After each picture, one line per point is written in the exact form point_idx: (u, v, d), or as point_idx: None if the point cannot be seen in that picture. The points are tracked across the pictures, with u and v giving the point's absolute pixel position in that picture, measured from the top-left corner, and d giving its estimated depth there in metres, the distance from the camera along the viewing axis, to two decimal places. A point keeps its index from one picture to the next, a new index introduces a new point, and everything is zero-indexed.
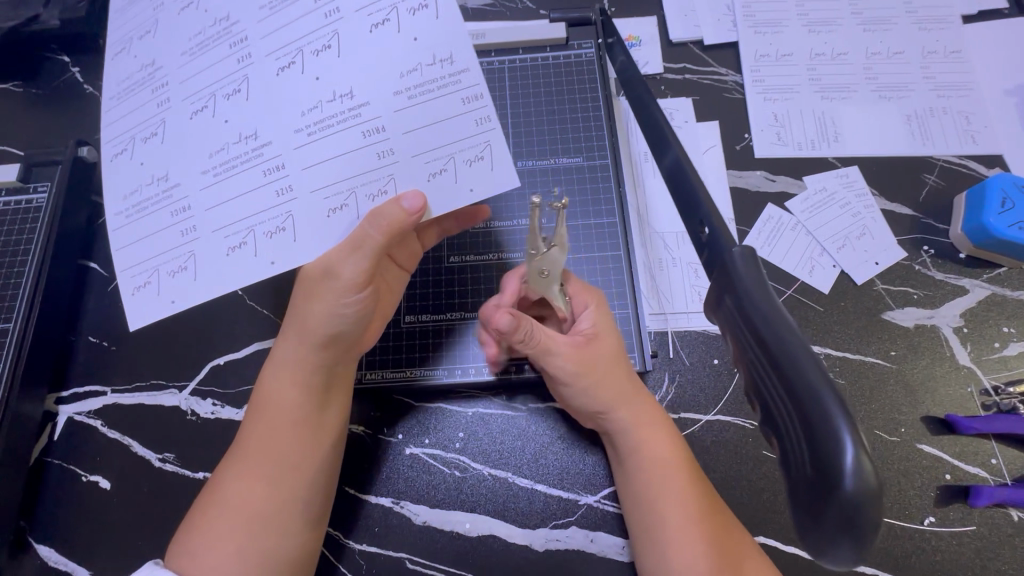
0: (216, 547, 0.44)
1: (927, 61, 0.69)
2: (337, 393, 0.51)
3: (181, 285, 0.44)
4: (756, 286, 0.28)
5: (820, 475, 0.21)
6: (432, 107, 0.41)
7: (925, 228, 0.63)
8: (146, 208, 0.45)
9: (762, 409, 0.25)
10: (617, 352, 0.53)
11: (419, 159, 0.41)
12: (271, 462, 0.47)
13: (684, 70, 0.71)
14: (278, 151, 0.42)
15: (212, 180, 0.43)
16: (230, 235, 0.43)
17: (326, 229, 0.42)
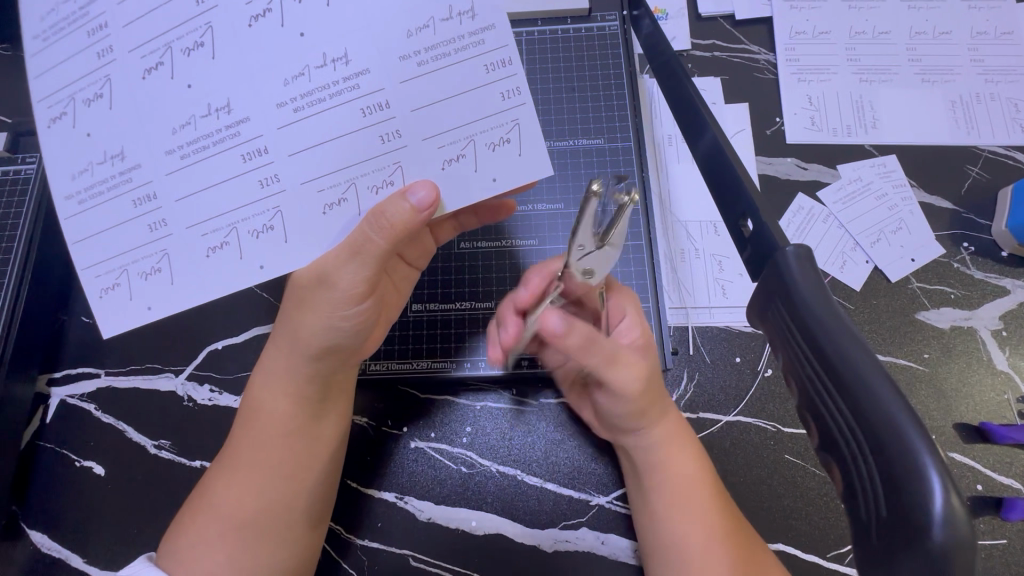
0: (209, 557, 0.43)
1: (976, 43, 0.64)
2: (332, 399, 0.49)
3: (156, 288, 0.40)
4: (812, 289, 0.25)
5: (901, 522, 0.19)
6: (442, 79, 0.38)
7: (966, 223, 0.59)
8: (101, 194, 0.40)
9: (821, 433, 0.23)
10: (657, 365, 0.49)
11: (430, 141, 0.38)
12: (262, 471, 0.45)
13: (713, 47, 0.66)
14: (259, 130, 0.38)
15: (180, 163, 0.39)
16: (209, 232, 0.39)
17: (323, 226, 0.39)
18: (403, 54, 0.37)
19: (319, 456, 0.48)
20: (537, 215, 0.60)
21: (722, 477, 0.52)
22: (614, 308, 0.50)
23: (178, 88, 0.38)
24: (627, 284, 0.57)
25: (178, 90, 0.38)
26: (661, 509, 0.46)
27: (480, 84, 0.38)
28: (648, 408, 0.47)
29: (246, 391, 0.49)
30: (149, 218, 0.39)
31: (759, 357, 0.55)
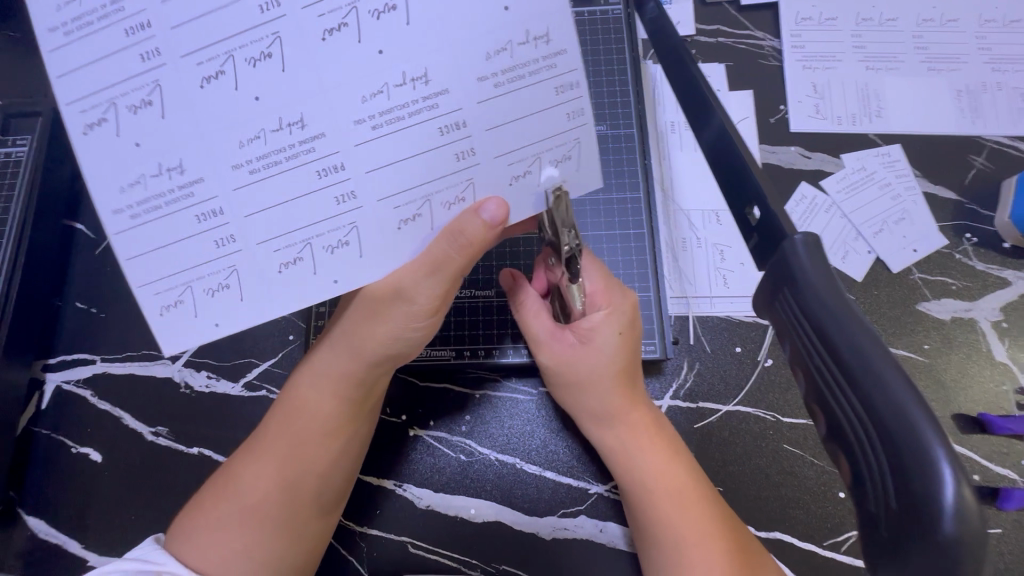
0: (226, 546, 0.43)
1: (983, 31, 0.63)
2: (369, 403, 0.49)
3: (225, 306, 0.36)
4: (822, 280, 0.24)
5: (912, 515, 0.19)
6: (521, 100, 0.35)
7: (969, 214, 0.59)
8: (160, 209, 0.34)
9: (828, 424, 0.23)
10: (629, 358, 0.49)
11: (502, 160, 0.36)
12: (293, 467, 0.45)
13: (717, 32, 0.65)
14: (336, 146, 0.34)
15: (251, 179, 0.34)
16: (283, 248, 0.36)
17: (395, 242, 0.38)
18: (482, 74, 0.34)
19: (347, 454, 0.48)
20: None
21: (720, 466, 0.52)
22: (591, 299, 0.49)
23: (242, 99, 0.32)
24: (628, 273, 0.56)
25: (243, 102, 0.32)
26: (647, 506, 0.46)
27: (550, 105, 0.36)
28: (608, 401, 0.48)
29: (289, 386, 0.48)
30: (217, 233, 0.35)
31: (759, 347, 0.55)
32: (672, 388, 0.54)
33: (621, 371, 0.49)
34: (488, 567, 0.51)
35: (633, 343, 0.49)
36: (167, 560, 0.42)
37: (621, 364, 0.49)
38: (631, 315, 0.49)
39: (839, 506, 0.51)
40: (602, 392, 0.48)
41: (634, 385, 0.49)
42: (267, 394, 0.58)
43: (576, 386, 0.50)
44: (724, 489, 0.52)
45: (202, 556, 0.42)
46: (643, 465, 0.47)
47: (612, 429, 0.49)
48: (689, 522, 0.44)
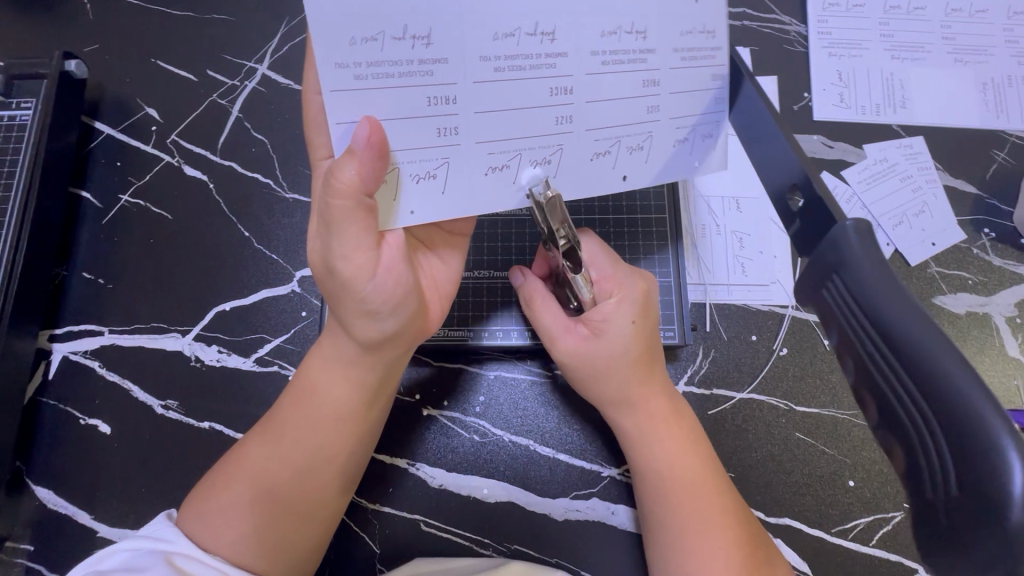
0: (236, 526, 0.43)
1: (1011, 23, 0.62)
2: (381, 388, 0.48)
3: (425, 193, 0.39)
4: (874, 265, 0.24)
5: (979, 503, 0.19)
6: (695, 77, 0.40)
7: (988, 208, 0.59)
8: (389, 78, 0.35)
9: (881, 412, 0.23)
10: (648, 346, 0.49)
11: (677, 124, 0.41)
12: (308, 453, 0.45)
13: (743, 16, 0.64)
14: (569, 70, 0.38)
15: (491, 77, 0.37)
16: (496, 152, 0.39)
17: (584, 172, 0.41)
18: (677, 46, 0.39)
19: (359, 441, 0.48)
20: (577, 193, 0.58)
21: (733, 452, 0.53)
22: (600, 289, 0.49)
23: None
24: (648, 258, 0.56)
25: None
26: (659, 491, 0.46)
27: (710, 89, 0.40)
28: (623, 389, 0.48)
29: (302, 367, 0.48)
30: (442, 121, 0.37)
31: (775, 336, 0.55)
32: (687, 374, 0.54)
33: (635, 362, 0.48)
34: (500, 547, 0.52)
35: (647, 331, 0.49)
36: (177, 538, 0.42)
37: (637, 354, 0.48)
38: (644, 303, 0.49)
39: (849, 495, 0.52)
40: (619, 382, 0.48)
41: (647, 378, 0.48)
42: (279, 369, 0.57)
43: (593, 382, 0.49)
44: (736, 475, 0.52)
45: (212, 536, 0.43)
46: (660, 456, 0.47)
47: (623, 421, 0.49)
48: (698, 509, 0.45)
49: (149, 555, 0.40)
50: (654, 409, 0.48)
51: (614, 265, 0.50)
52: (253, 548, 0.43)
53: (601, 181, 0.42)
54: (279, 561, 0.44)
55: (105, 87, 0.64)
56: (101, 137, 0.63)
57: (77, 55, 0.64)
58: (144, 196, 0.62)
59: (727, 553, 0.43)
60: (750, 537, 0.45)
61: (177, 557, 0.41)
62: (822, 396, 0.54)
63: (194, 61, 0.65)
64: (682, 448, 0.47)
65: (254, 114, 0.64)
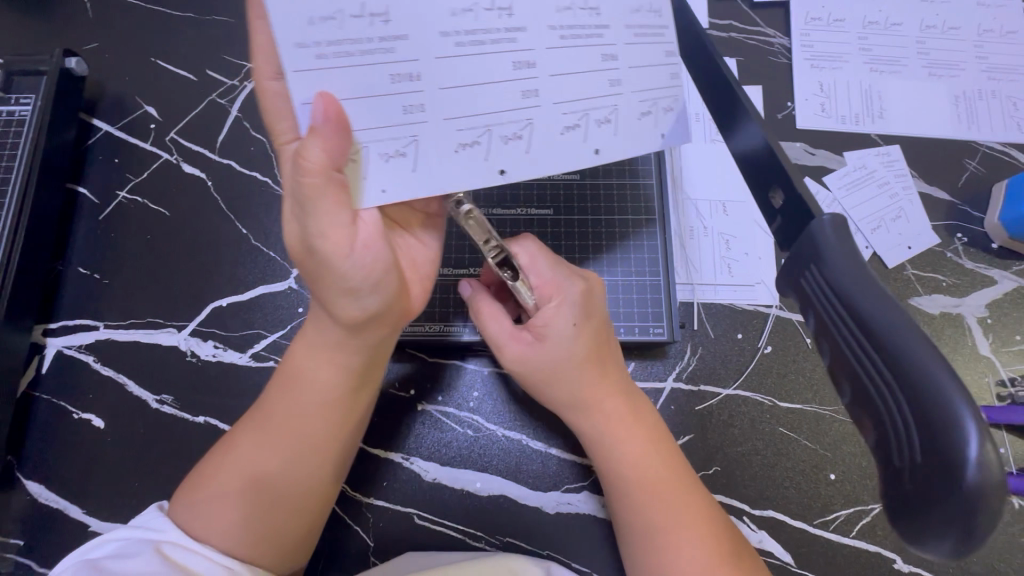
0: (226, 514, 0.44)
1: (982, 40, 0.66)
2: (366, 374, 0.48)
3: (397, 171, 0.40)
4: (847, 255, 0.26)
5: (938, 468, 0.20)
6: (648, 52, 0.43)
7: (961, 214, 0.61)
8: (350, 56, 0.37)
9: (854, 390, 0.24)
10: (598, 347, 0.50)
11: (638, 96, 0.43)
12: (295, 441, 0.46)
13: (730, 28, 0.67)
14: (531, 44, 0.40)
15: (454, 52, 0.39)
16: (465, 129, 0.40)
17: (557, 145, 0.42)
18: (629, 23, 0.42)
19: (347, 427, 0.48)
20: (570, 194, 0.59)
21: (720, 447, 0.54)
22: (539, 293, 0.50)
23: None
24: (639, 258, 0.57)
25: None
26: (626, 488, 0.48)
27: (663, 63, 0.44)
28: (581, 390, 0.49)
29: (286, 355, 0.48)
30: (407, 99, 0.39)
31: (760, 334, 0.57)
32: (675, 370, 0.56)
33: (585, 363, 0.49)
34: (492, 539, 0.53)
35: (592, 331, 0.49)
36: (167, 526, 0.44)
37: (585, 355, 0.49)
38: (585, 305, 0.49)
39: (830, 488, 0.53)
40: (575, 383, 0.49)
41: (602, 376, 0.50)
42: (275, 364, 0.58)
43: (548, 387, 0.50)
44: (723, 469, 0.54)
45: (203, 528, 0.43)
46: (620, 454, 0.48)
47: (587, 422, 0.50)
48: (664, 508, 0.46)
49: (138, 543, 0.42)
50: (614, 406, 0.49)
51: (553, 269, 0.51)
52: (242, 537, 0.44)
53: (573, 156, 0.42)
54: (269, 549, 0.44)
55: (104, 84, 0.65)
56: (99, 134, 0.64)
57: (77, 52, 0.64)
58: (141, 193, 0.62)
59: (695, 550, 0.44)
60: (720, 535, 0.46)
61: (166, 545, 0.42)
62: (804, 393, 0.56)
63: (194, 61, 0.66)
64: (647, 446, 0.48)
65: (253, 113, 0.65)
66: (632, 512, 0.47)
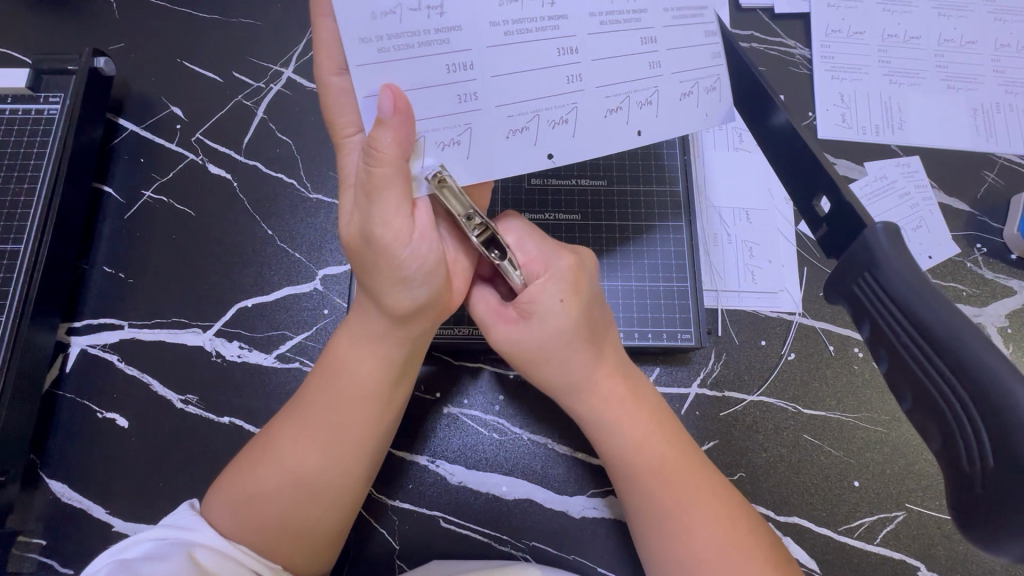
0: (264, 509, 0.43)
1: (999, 54, 0.67)
2: (404, 364, 0.47)
3: (451, 159, 0.41)
4: (903, 262, 0.26)
5: (1012, 471, 0.21)
6: (687, 32, 0.43)
7: (980, 225, 0.62)
8: (409, 49, 0.38)
9: (915, 395, 0.25)
10: (582, 321, 0.48)
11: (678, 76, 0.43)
12: (335, 436, 0.45)
13: (752, 38, 0.68)
14: (573, 31, 0.41)
15: (504, 41, 0.39)
16: (515, 115, 0.41)
17: (602, 128, 0.43)
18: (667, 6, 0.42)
19: (387, 420, 0.48)
20: (597, 200, 0.59)
21: (745, 453, 0.54)
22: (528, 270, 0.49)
23: None
24: (666, 263, 0.58)
25: None
26: (644, 474, 0.47)
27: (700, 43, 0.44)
28: (582, 371, 0.48)
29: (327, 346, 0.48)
30: (462, 88, 0.39)
31: (784, 341, 0.57)
32: (700, 376, 0.56)
33: (576, 339, 0.47)
34: (517, 544, 0.53)
35: (584, 307, 0.47)
36: (201, 527, 0.43)
37: (576, 332, 0.47)
38: (574, 279, 0.47)
39: (853, 494, 0.54)
40: (574, 364, 0.48)
41: (602, 354, 0.49)
42: (301, 366, 0.58)
43: (538, 367, 0.49)
44: (748, 475, 0.54)
45: (240, 524, 0.43)
46: (634, 435, 0.48)
47: (587, 404, 0.49)
48: (681, 493, 0.46)
49: (171, 544, 0.41)
50: (603, 386, 0.49)
51: (541, 245, 0.49)
52: (280, 531, 0.44)
53: (617, 138, 0.43)
54: (304, 545, 0.44)
55: (130, 84, 0.65)
56: (125, 133, 0.64)
57: (104, 52, 0.64)
58: (167, 193, 0.62)
59: (718, 534, 0.44)
60: (754, 539, 0.44)
61: (197, 549, 0.41)
62: (828, 400, 0.56)
63: (221, 63, 0.67)
64: (656, 426, 0.49)
65: (279, 115, 0.65)
66: (630, 486, 0.48)
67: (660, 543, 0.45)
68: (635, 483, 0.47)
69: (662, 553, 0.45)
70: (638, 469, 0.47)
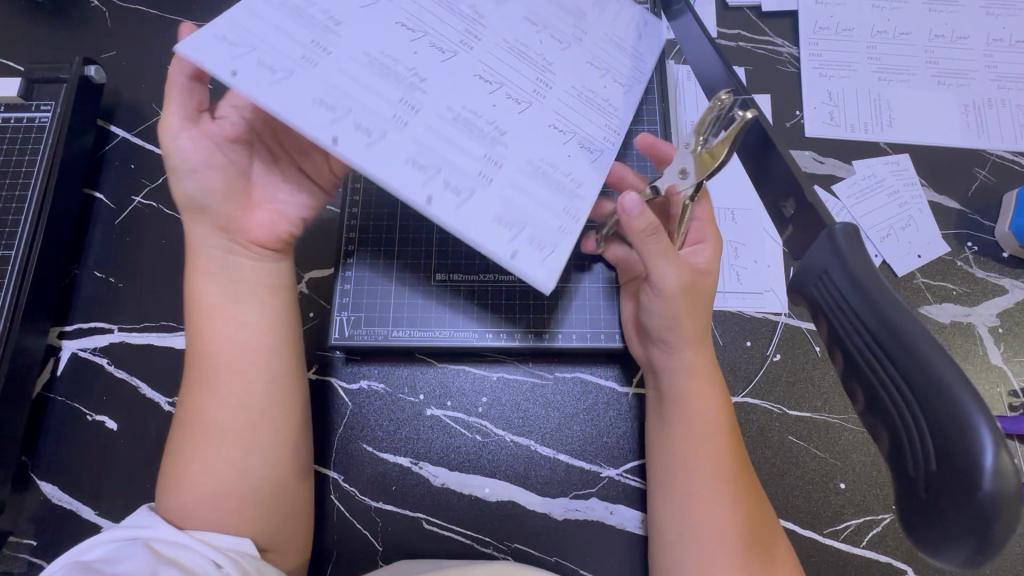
0: (186, 473, 0.44)
1: (991, 50, 0.66)
2: (249, 289, 0.49)
3: (255, 76, 0.39)
4: (859, 263, 0.26)
5: (951, 474, 0.21)
6: (537, 190, 0.42)
7: (971, 223, 0.61)
8: (294, 9, 0.43)
9: (867, 397, 0.25)
10: (699, 295, 0.48)
11: (503, 198, 0.41)
12: (216, 376, 0.46)
13: (738, 37, 0.67)
14: (423, 105, 0.42)
15: (365, 63, 0.42)
16: (332, 94, 0.40)
17: (390, 163, 0.39)
18: (536, 154, 0.44)
19: (271, 352, 0.48)
20: None
21: None
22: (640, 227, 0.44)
23: (443, 56, 0.45)
24: None
25: (458, 67, 0.45)
26: (696, 439, 0.47)
27: (556, 202, 0.42)
28: (691, 335, 0.49)
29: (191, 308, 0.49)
30: (308, 51, 0.41)
31: (769, 342, 0.57)
32: None
33: (687, 306, 0.48)
34: (500, 545, 0.53)
35: (708, 290, 0.49)
36: (156, 524, 0.42)
37: (688, 303, 0.48)
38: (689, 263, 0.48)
39: (840, 496, 0.53)
40: (691, 328, 0.48)
41: (699, 319, 0.49)
42: None
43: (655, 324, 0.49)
44: None
45: (186, 514, 0.43)
46: (698, 399, 0.48)
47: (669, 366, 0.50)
48: (718, 465, 0.46)
49: (129, 542, 0.40)
50: (689, 359, 0.49)
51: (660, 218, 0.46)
52: (215, 487, 0.44)
53: (401, 182, 0.39)
54: (232, 500, 0.44)
55: (121, 91, 0.66)
56: (115, 140, 0.65)
57: (95, 60, 0.65)
58: (156, 198, 0.63)
59: (731, 515, 0.45)
60: (759, 525, 0.45)
61: (155, 542, 0.41)
62: (814, 401, 0.55)
63: None
64: (718, 396, 0.49)
65: None
66: (678, 472, 0.47)
67: (685, 518, 0.45)
68: (689, 467, 0.47)
69: (676, 529, 0.46)
70: (702, 448, 0.47)
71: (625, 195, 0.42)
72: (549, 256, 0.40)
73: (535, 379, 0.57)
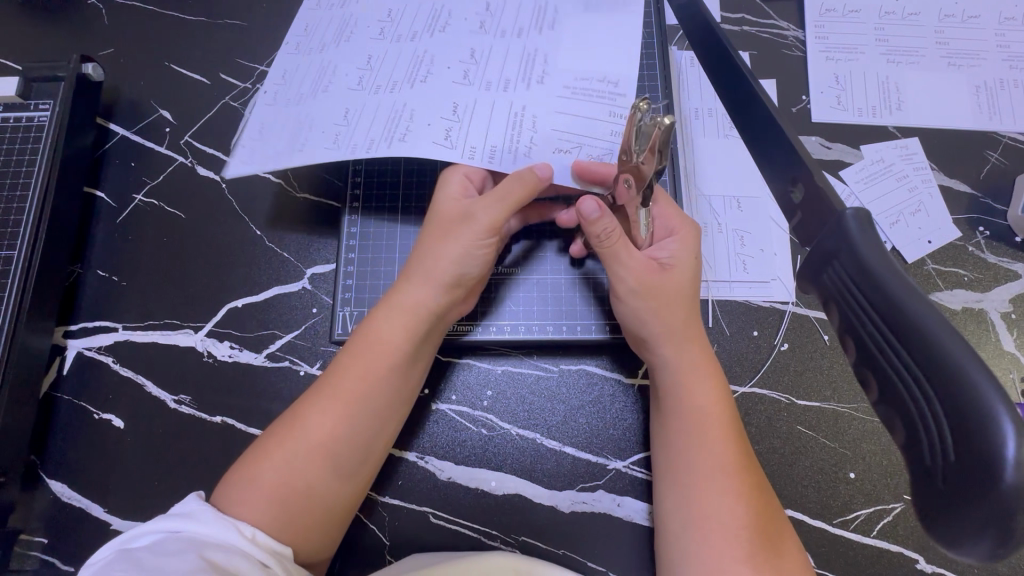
0: (275, 472, 0.42)
1: (1003, 29, 0.64)
2: (427, 347, 0.50)
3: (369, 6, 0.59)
4: (877, 256, 0.25)
5: (971, 466, 0.20)
6: (353, 134, 0.53)
7: (983, 208, 0.60)
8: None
9: (884, 388, 0.24)
10: (666, 293, 0.50)
11: (324, 121, 0.54)
12: (361, 403, 0.45)
13: (742, 21, 0.66)
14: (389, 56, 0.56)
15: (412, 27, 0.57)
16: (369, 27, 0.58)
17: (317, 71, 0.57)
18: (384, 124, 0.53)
19: (407, 402, 0.49)
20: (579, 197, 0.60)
21: None
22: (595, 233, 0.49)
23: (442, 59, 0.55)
24: None
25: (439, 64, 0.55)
26: (692, 429, 0.47)
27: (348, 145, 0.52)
28: (678, 324, 0.49)
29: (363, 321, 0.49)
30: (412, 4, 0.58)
31: (777, 331, 0.56)
32: None
33: (680, 306, 0.50)
34: (508, 538, 0.53)
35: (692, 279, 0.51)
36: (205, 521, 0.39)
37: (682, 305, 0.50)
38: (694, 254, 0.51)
39: (849, 486, 0.53)
40: (673, 319, 0.49)
41: (691, 320, 0.50)
42: (291, 365, 0.58)
43: (643, 314, 0.50)
44: None
45: (244, 504, 0.41)
46: (695, 392, 0.48)
47: (662, 356, 0.50)
48: (718, 455, 0.46)
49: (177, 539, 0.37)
50: (677, 353, 0.49)
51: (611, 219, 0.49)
52: (275, 495, 0.42)
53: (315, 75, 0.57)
54: (299, 508, 0.43)
55: (119, 89, 0.66)
56: (115, 138, 0.65)
57: (93, 58, 0.65)
58: (158, 196, 0.63)
59: (737, 505, 0.44)
60: (765, 517, 0.44)
61: (206, 543, 0.37)
62: (823, 390, 0.55)
63: (207, 64, 0.67)
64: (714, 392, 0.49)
65: None
66: (671, 461, 0.47)
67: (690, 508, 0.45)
68: (680, 453, 0.47)
69: (678, 521, 0.45)
70: (699, 438, 0.47)
71: (585, 203, 0.48)
72: (289, 158, 0.52)
73: (540, 372, 0.57)
